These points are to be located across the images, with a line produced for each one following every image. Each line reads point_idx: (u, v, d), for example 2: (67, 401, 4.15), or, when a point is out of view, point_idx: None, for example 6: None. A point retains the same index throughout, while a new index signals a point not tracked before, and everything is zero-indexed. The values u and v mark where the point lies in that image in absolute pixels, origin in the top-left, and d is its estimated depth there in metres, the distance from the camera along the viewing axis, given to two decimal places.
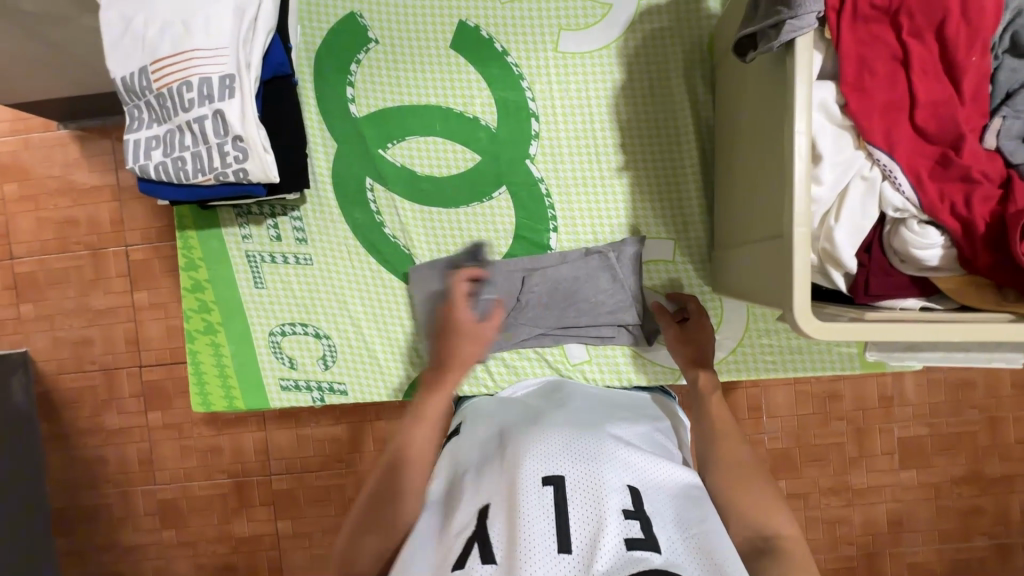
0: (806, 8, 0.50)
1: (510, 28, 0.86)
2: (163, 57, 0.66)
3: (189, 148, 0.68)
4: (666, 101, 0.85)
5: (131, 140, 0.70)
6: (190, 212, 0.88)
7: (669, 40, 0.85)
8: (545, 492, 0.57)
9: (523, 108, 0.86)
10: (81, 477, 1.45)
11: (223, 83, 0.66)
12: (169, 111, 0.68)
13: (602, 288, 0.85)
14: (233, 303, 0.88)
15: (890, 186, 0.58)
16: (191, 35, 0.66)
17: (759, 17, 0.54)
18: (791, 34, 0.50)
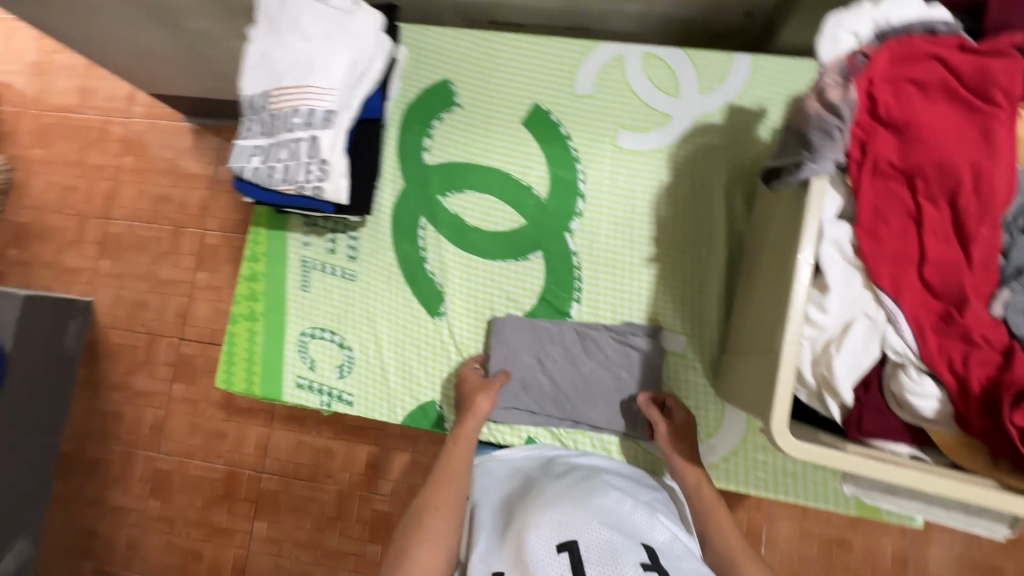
0: (826, 153, 0.55)
1: (576, 118, 0.97)
2: (285, 87, 0.80)
3: (281, 161, 0.80)
4: (705, 208, 0.92)
5: (239, 145, 0.83)
6: (267, 213, 1.00)
7: (717, 155, 0.93)
8: (559, 562, 0.60)
9: (573, 186, 0.95)
10: None
11: (326, 116, 0.79)
12: (275, 128, 0.81)
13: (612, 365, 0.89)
14: (278, 299, 0.98)
15: (893, 330, 0.60)
16: (310, 73, 0.79)
17: (786, 154, 0.60)
18: (809, 173, 0.56)
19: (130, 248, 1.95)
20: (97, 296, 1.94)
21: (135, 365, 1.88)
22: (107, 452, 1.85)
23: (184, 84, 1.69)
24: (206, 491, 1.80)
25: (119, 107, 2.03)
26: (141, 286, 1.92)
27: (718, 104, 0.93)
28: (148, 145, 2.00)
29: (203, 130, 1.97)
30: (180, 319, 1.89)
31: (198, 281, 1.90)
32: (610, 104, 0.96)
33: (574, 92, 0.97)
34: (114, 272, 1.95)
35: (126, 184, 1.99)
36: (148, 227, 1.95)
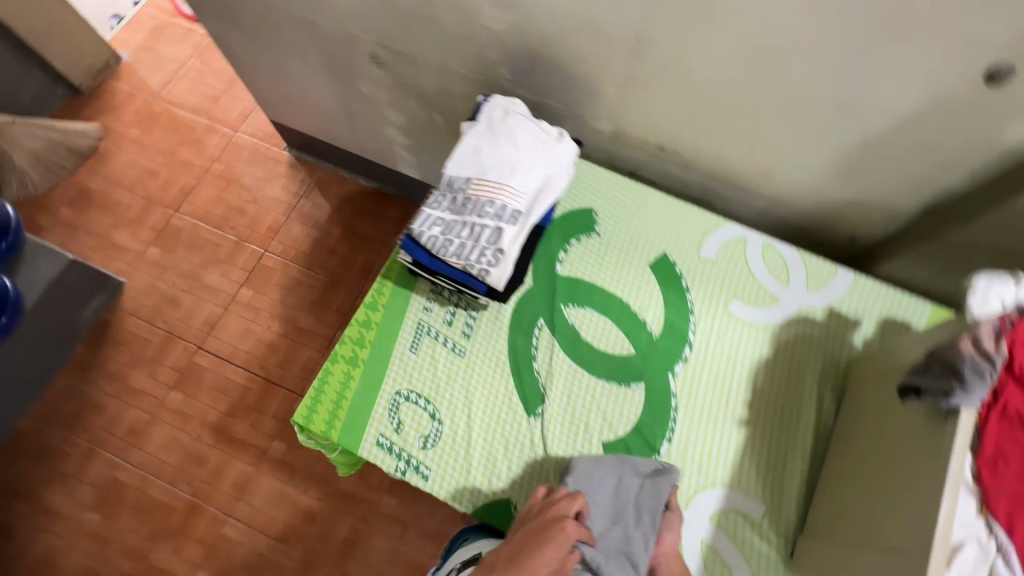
0: (975, 390, 0.65)
1: (697, 276, 1.08)
2: (487, 179, 0.90)
3: (460, 238, 0.88)
4: (798, 389, 1.01)
5: (425, 212, 0.91)
6: (398, 269, 1.06)
7: (815, 346, 1.04)
8: None
9: (683, 334, 1.04)
10: None
11: (514, 215, 0.88)
12: (464, 210, 0.89)
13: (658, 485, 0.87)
14: (384, 351, 1.00)
15: (1002, 563, 0.66)
16: (512, 175, 0.89)
17: (930, 377, 0.70)
18: (958, 402, 0.66)
19: (185, 245, 1.95)
20: (131, 280, 1.90)
21: (139, 359, 1.79)
22: (66, 443, 1.68)
23: (312, 125, 1.84)
24: (157, 519, 1.61)
25: (229, 120, 2.16)
26: (181, 284, 1.90)
27: (821, 303, 1.06)
28: (243, 159, 2.10)
29: (300, 164, 2.08)
30: (206, 327, 1.84)
31: (240, 296, 1.89)
32: (728, 273, 1.09)
33: (700, 254, 1.10)
34: (159, 262, 1.93)
35: (207, 186, 2.05)
36: (211, 231, 1.98)
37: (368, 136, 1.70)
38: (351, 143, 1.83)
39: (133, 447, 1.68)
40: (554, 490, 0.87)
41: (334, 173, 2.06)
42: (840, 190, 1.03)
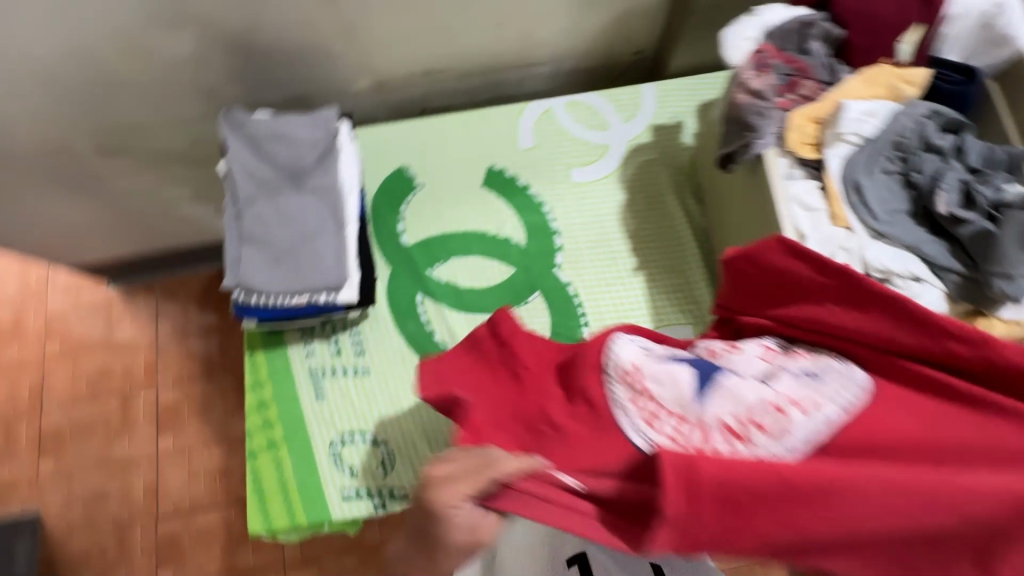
0: (764, 131, 0.76)
1: (528, 167, 1.07)
2: (257, 238, 0.83)
3: (287, 291, 0.83)
4: (663, 210, 1.04)
5: (240, 302, 0.84)
6: (259, 335, 0.98)
7: (656, 167, 1.06)
8: None
9: (547, 227, 1.04)
10: None
11: (296, 232, 0.84)
12: (266, 271, 0.83)
13: (320, 185, 0.86)
14: (296, 418, 0.95)
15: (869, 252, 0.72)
16: (258, 209, 0.84)
17: (731, 142, 0.79)
18: (759, 149, 0.76)
19: (74, 437, 1.75)
20: (43, 506, 1.70)
21: (107, 567, 1.64)
22: None
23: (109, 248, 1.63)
24: None
25: (31, 294, 1.88)
26: (96, 475, 1.72)
27: (643, 126, 1.08)
28: (72, 320, 1.86)
29: (134, 290, 1.88)
30: (150, 497, 1.69)
31: (163, 448, 1.73)
32: (553, 149, 1.08)
33: (520, 147, 1.08)
34: (59, 470, 1.73)
35: (57, 369, 1.82)
36: (91, 409, 1.78)
37: (172, 230, 1.54)
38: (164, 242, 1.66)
39: None
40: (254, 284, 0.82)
41: (173, 278, 1.88)
42: (595, 13, 1.01)
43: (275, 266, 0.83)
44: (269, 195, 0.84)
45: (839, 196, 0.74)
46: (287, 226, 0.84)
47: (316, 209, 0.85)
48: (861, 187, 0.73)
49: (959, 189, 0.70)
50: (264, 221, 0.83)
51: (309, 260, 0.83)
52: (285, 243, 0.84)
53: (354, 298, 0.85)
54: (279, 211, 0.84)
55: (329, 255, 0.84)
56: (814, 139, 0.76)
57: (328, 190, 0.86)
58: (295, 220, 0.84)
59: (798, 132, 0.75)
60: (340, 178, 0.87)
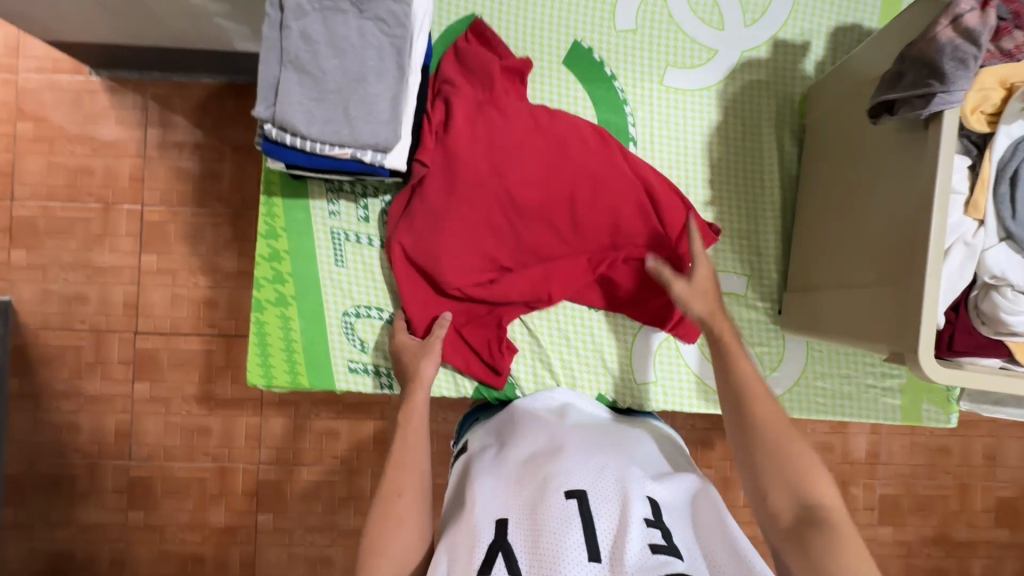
0: (956, 86, 0.59)
1: (620, 53, 0.91)
2: (302, 64, 0.68)
3: (327, 136, 0.69)
4: (756, 143, 0.92)
5: (269, 138, 0.71)
6: (280, 178, 0.87)
7: (763, 91, 0.92)
8: (570, 505, 0.66)
9: (623, 131, 0.91)
10: (98, 421, 1.63)
11: (350, 70, 0.69)
12: (306, 109, 0.69)
13: (385, 13, 0.69)
14: (309, 278, 0.87)
15: (990, 253, 0.65)
16: (307, 29, 0.68)
17: (903, 87, 0.63)
18: (939, 106, 0.59)
19: (49, 234, 1.64)
20: (16, 296, 1.63)
21: (82, 367, 1.64)
22: (64, 468, 1.63)
23: (98, 29, 1.39)
24: (195, 492, 1.64)
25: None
26: (73, 277, 1.64)
27: (763, 37, 0.91)
28: (47, 102, 1.65)
29: (121, 85, 1.66)
30: (131, 310, 1.65)
31: (146, 265, 1.65)
32: (654, 38, 0.91)
33: (617, 26, 0.90)
34: (33, 264, 1.64)
35: (29, 154, 1.65)
36: (68, 208, 1.65)
37: (176, 24, 1.32)
38: (162, 37, 1.43)
39: (130, 446, 1.64)
40: (290, 119, 0.68)
41: (168, 82, 1.66)
42: None
43: (318, 105, 0.69)
44: (323, 15, 0.68)
45: (988, 184, 0.64)
46: (339, 56, 0.69)
47: (377, 44, 0.69)
48: (1019, 176, 0.63)
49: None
50: (313, 45, 0.68)
51: (360, 108, 0.70)
52: (335, 79, 0.69)
53: (403, 167, 0.73)
54: (332, 37, 0.68)
55: (383, 106, 0.70)
56: (994, 109, 0.63)
57: (394, 22, 0.69)
58: (351, 53, 0.69)
59: (975, 98, 0.62)
60: (411, 9, 0.70)
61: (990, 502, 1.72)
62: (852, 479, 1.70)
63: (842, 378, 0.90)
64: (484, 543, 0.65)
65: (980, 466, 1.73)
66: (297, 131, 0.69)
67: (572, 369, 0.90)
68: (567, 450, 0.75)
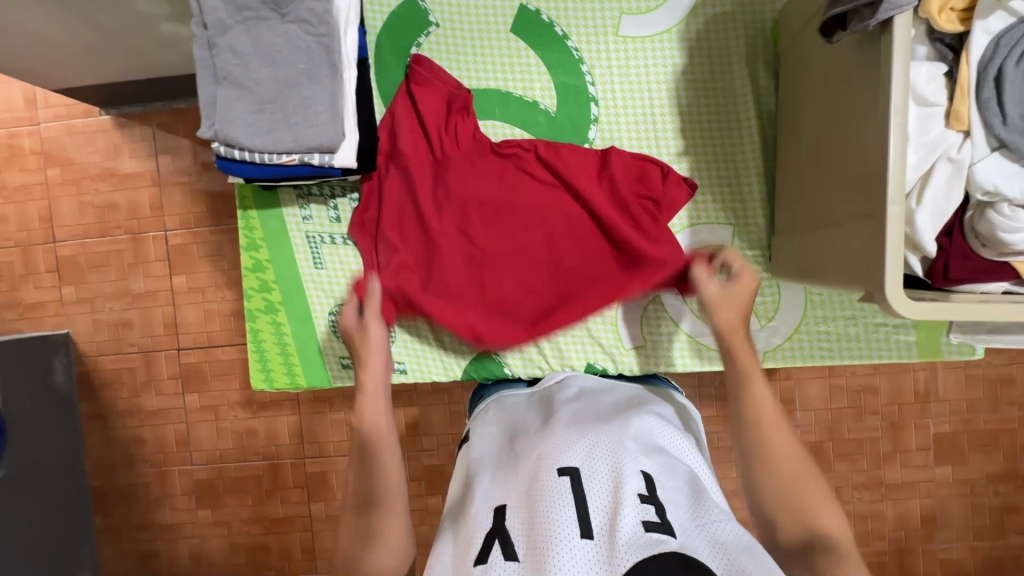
0: None
1: (569, 10, 0.86)
2: (236, 80, 0.69)
3: (271, 147, 0.71)
4: (727, 83, 0.86)
5: (221, 157, 0.73)
6: (252, 192, 0.90)
7: (730, 24, 0.85)
8: (562, 483, 0.61)
9: (582, 92, 0.87)
10: (161, 432, 1.79)
11: (281, 76, 0.70)
12: (247, 123, 0.70)
13: (307, 12, 0.69)
14: (293, 283, 0.91)
15: (980, 167, 0.61)
16: (234, 44, 0.69)
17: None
18: (888, 12, 0.53)
19: (91, 268, 1.78)
20: (73, 328, 1.79)
21: (138, 386, 1.79)
22: (139, 477, 1.80)
23: (94, 71, 1.46)
24: (252, 489, 1.78)
25: (22, 116, 1.77)
26: (117, 305, 1.78)
27: None
28: (68, 146, 1.77)
29: (128, 120, 1.75)
30: (171, 330, 1.77)
31: (177, 287, 1.76)
32: None
33: None
34: (81, 298, 1.79)
35: (61, 198, 1.78)
36: (102, 242, 1.78)
37: (158, 53, 1.37)
38: (151, 68, 1.48)
39: (190, 452, 1.79)
40: (234, 136, 0.70)
41: (168, 110, 1.73)
42: None
43: (258, 118, 0.70)
44: (246, 27, 0.69)
45: (968, 90, 0.60)
46: (269, 64, 0.69)
47: (304, 45, 0.69)
48: (1004, 76, 0.59)
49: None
50: (243, 60, 0.69)
51: (299, 113, 0.70)
52: (270, 89, 0.70)
53: (353, 163, 0.74)
54: (259, 46, 0.69)
55: (322, 106, 0.70)
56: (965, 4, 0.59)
57: (317, 21, 0.69)
58: (280, 60, 0.69)
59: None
60: (332, 4, 0.70)
61: None
62: (902, 421, 1.60)
63: (845, 319, 0.86)
64: (482, 530, 0.61)
65: None
66: (243, 146, 0.71)
67: (557, 343, 0.90)
68: (558, 430, 0.70)
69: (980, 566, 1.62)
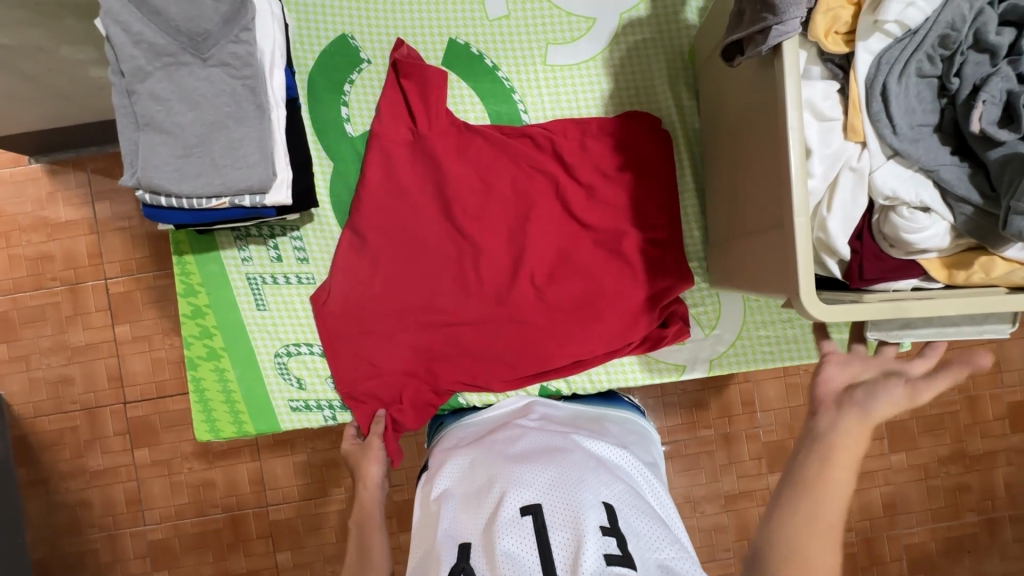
0: (789, 14, 0.57)
1: (498, 42, 0.89)
2: (158, 127, 0.68)
3: (200, 191, 0.70)
4: (653, 105, 0.90)
5: (147, 205, 0.71)
6: (187, 236, 0.87)
7: (650, 49, 0.89)
8: (523, 523, 0.59)
9: (516, 120, 0.90)
10: (109, 492, 1.68)
11: (206, 119, 0.69)
12: (173, 170, 0.69)
13: (229, 56, 0.69)
14: (236, 327, 0.88)
15: (877, 176, 0.66)
16: (154, 91, 0.67)
17: (746, 24, 0.62)
18: (777, 38, 0.58)
19: (24, 324, 1.68)
20: (6, 389, 1.68)
21: (82, 446, 1.68)
22: (86, 544, 1.68)
23: (21, 119, 1.41)
24: (212, 544, 1.68)
25: None
26: (56, 360, 1.68)
27: None
28: None
29: (61, 167, 1.68)
30: (116, 382, 1.68)
31: (121, 336, 1.68)
32: (528, 20, 0.89)
33: (490, 15, 0.89)
34: (15, 356, 1.68)
35: None
36: (37, 295, 1.68)
37: (87, 97, 1.33)
38: (85, 113, 1.44)
39: (143, 511, 1.68)
40: (159, 182, 0.68)
41: (105, 154, 1.68)
42: None
43: (185, 164, 0.69)
44: (167, 73, 0.68)
45: (860, 106, 0.66)
46: (192, 108, 0.68)
47: (228, 87, 0.69)
48: (887, 91, 0.65)
49: (1001, 101, 0.63)
50: (166, 106, 0.68)
51: (227, 157, 0.69)
52: (195, 133, 0.69)
53: (286, 201, 0.73)
54: (181, 91, 0.68)
55: (249, 148, 0.70)
56: (848, 27, 0.67)
57: (240, 64, 0.69)
58: (204, 104, 0.69)
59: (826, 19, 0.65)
60: (255, 47, 0.70)
61: (1004, 409, 1.68)
62: None
63: (782, 322, 0.90)
64: (447, 565, 0.59)
65: (986, 374, 1.68)
66: (169, 193, 0.69)
67: None
68: (518, 463, 0.67)
69: (941, 547, 1.68)
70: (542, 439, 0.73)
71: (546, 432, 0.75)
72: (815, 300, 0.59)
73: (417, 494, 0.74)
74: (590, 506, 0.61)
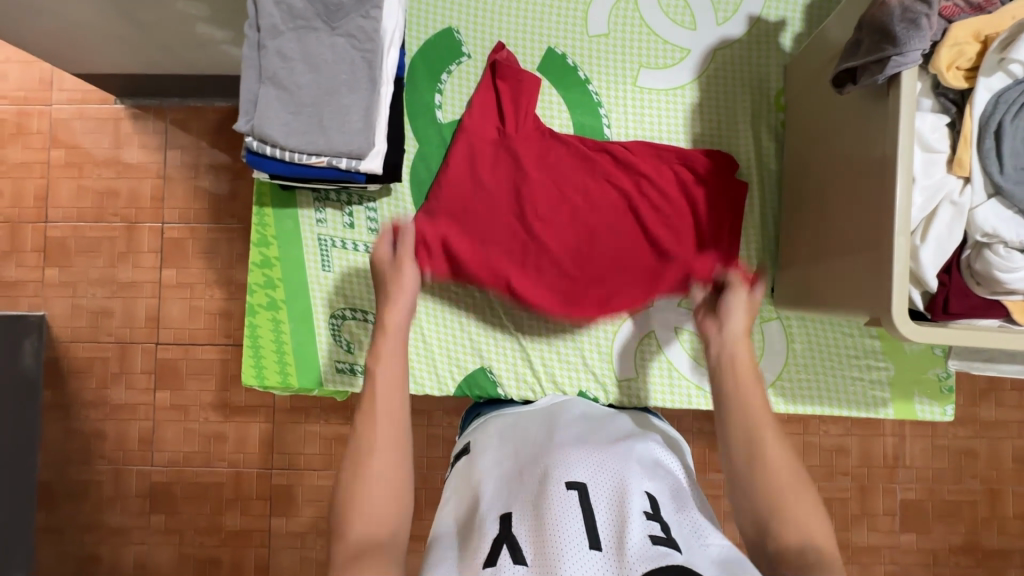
0: (910, 47, 0.58)
1: (594, 58, 0.93)
2: (279, 82, 0.73)
3: (303, 147, 0.74)
4: (732, 140, 0.93)
5: (251, 152, 0.76)
6: (270, 190, 0.92)
7: (738, 88, 0.93)
8: (570, 496, 0.61)
9: (598, 132, 0.93)
10: (125, 427, 1.72)
11: (324, 82, 0.74)
12: (284, 123, 0.73)
13: (356, 29, 0.74)
14: (299, 283, 0.92)
15: (978, 211, 0.63)
16: (282, 49, 0.73)
17: (861, 55, 0.62)
18: (895, 69, 0.59)
19: (79, 253, 1.75)
20: (49, 311, 1.75)
21: (108, 378, 1.73)
22: (93, 474, 1.72)
23: (120, 61, 1.49)
24: (212, 497, 1.70)
25: (35, 95, 1.78)
26: (101, 292, 1.75)
27: (735, 36, 0.92)
28: (76, 129, 1.77)
29: (142, 112, 1.77)
30: (152, 323, 1.74)
31: (165, 279, 1.74)
32: (626, 42, 0.93)
33: (590, 32, 0.93)
34: (64, 281, 1.75)
35: (60, 178, 1.77)
36: (96, 227, 1.76)
37: (188, 52, 1.41)
38: (178, 65, 1.52)
39: (152, 452, 1.72)
40: (269, 132, 0.73)
41: (184, 106, 1.76)
42: None
43: (296, 119, 0.73)
44: (297, 36, 0.73)
45: (971, 140, 0.62)
46: (313, 71, 0.73)
47: (348, 56, 0.74)
48: (1001, 129, 0.61)
49: None
50: (290, 66, 0.73)
51: (335, 120, 0.74)
52: (311, 94, 0.74)
53: (378, 170, 0.77)
54: (306, 53, 0.73)
55: (357, 115, 0.74)
56: (971, 64, 0.62)
57: (364, 37, 0.74)
58: (324, 68, 0.73)
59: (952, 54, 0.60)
60: (380, 25, 0.75)
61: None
62: (870, 484, 1.63)
63: (824, 370, 0.90)
64: (489, 533, 0.61)
65: (1011, 469, 1.63)
66: (275, 144, 0.73)
67: (553, 370, 0.92)
68: (564, 447, 0.70)
69: None
70: (582, 431, 0.75)
71: (586, 426, 0.77)
72: (907, 321, 0.60)
73: (452, 473, 0.76)
74: (634, 494, 0.62)
